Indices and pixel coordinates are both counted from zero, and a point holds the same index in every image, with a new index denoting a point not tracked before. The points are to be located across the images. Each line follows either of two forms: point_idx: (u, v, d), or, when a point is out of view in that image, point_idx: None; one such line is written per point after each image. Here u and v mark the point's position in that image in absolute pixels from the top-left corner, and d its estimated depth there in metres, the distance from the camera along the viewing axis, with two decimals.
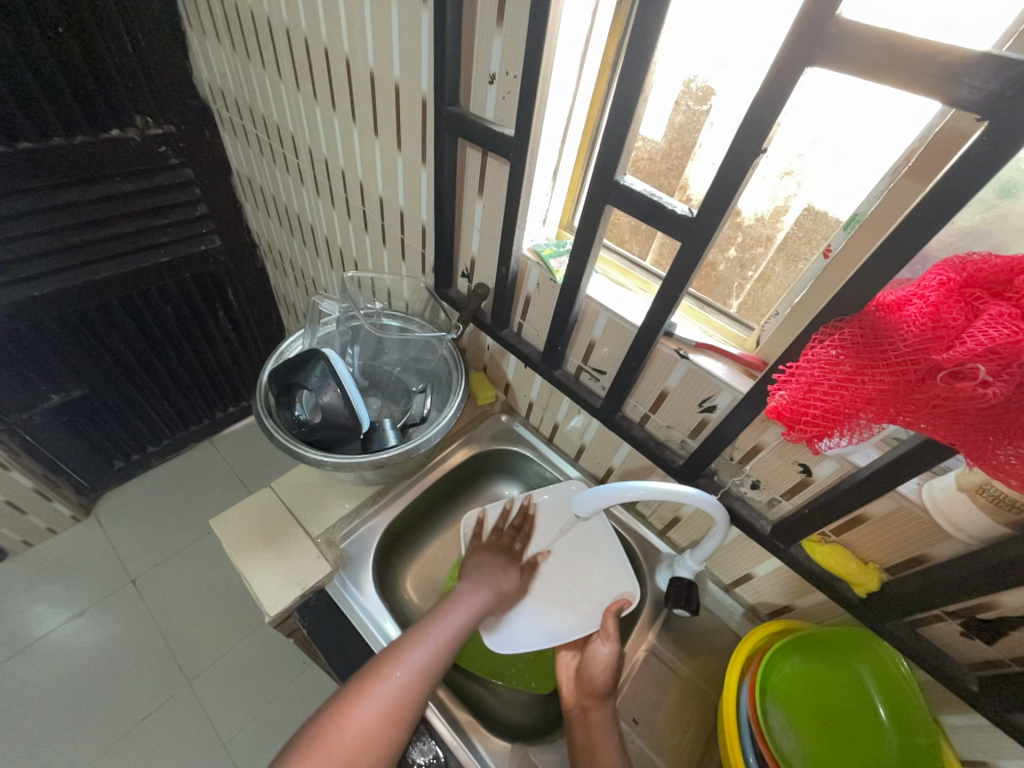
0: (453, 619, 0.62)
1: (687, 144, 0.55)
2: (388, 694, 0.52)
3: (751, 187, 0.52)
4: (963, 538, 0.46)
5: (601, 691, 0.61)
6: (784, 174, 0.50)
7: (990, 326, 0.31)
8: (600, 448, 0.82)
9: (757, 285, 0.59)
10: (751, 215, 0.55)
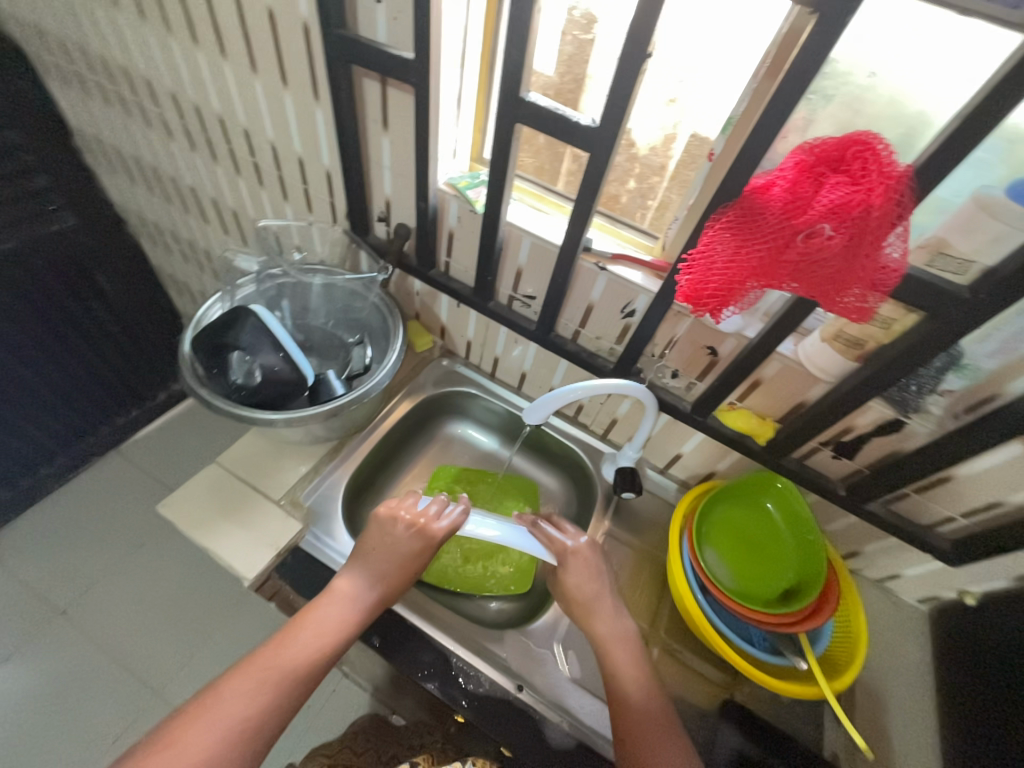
0: (304, 648, 0.56)
1: (577, 75, 0.59)
2: (203, 737, 0.49)
3: (643, 116, 0.59)
4: (828, 379, 0.59)
5: (595, 602, 0.65)
6: (670, 101, 0.56)
7: (832, 191, 0.40)
8: (540, 372, 0.88)
9: (658, 213, 0.67)
10: (646, 146, 0.61)
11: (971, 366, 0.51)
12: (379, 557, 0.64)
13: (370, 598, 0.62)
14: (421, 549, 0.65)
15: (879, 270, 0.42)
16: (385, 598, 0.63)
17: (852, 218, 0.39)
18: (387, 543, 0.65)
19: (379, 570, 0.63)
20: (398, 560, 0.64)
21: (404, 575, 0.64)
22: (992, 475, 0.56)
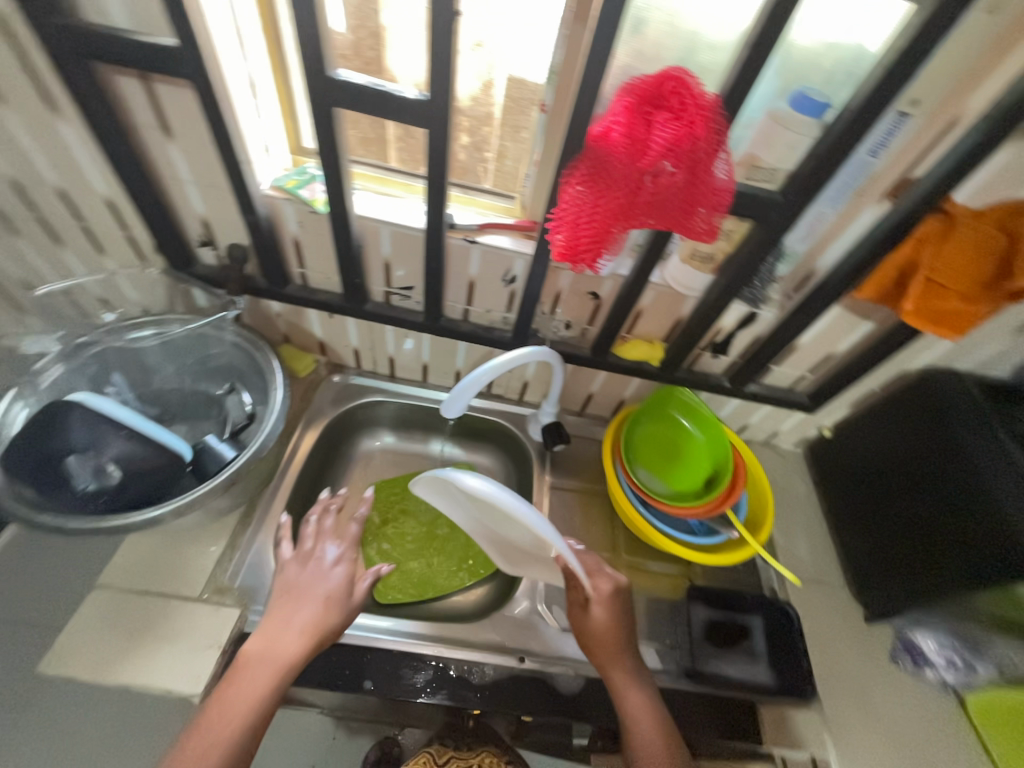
0: (219, 730, 0.49)
1: (372, 31, 0.53)
2: None
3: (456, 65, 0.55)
4: (694, 295, 0.66)
5: (619, 654, 0.62)
6: (477, 46, 0.53)
7: (662, 128, 0.42)
8: (441, 359, 0.85)
9: (498, 163, 0.65)
10: (467, 96, 0.58)
11: (790, 253, 0.62)
12: (297, 609, 0.58)
13: (283, 648, 0.55)
14: (334, 593, 0.61)
15: (717, 192, 0.46)
16: (301, 643, 0.55)
17: (685, 151, 0.43)
18: (306, 587, 0.61)
19: (293, 616, 0.58)
20: (309, 597, 0.60)
21: (328, 610, 0.59)
22: (823, 335, 0.70)
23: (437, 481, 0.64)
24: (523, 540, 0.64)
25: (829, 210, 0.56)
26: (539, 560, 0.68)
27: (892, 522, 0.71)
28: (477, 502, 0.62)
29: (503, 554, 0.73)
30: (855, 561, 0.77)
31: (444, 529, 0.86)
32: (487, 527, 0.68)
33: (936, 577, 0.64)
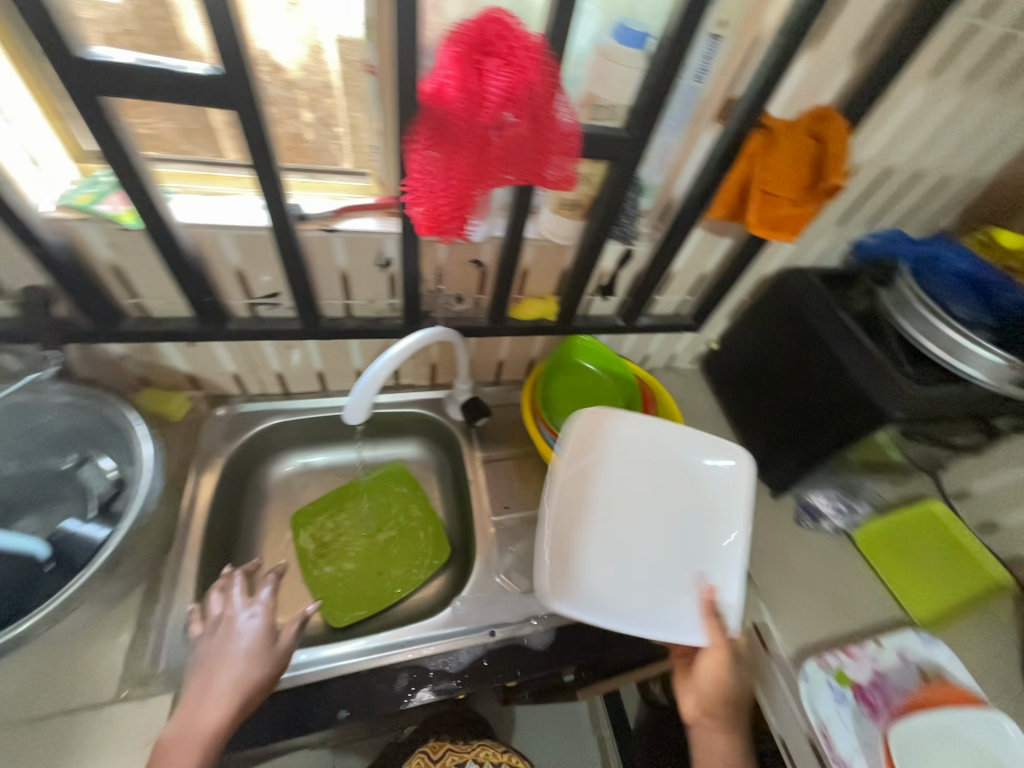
0: None
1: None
2: None
3: (268, 27, 0.47)
4: (573, 243, 0.67)
5: (722, 712, 0.57)
6: (291, 6, 0.46)
7: (494, 76, 0.40)
8: (335, 363, 0.79)
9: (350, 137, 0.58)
10: (295, 66, 0.51)
11: (648, 185, 0.66)
12: (218, 674, 0.53)
13: (201, 719, 0.49)
14: (257, 643, 0.56)
15: (566, 136, 0.45)
16: (219, 710, 0.50)
17: (523, 98, 0.41)
18: (226, 646, 0.55)
19: (211, 682, 0.52)
20: (228, 660, 0.54)
21: (252, 663, 0.54)
22: (692, 258, 0.75)
23: (652, 462, 0.68)
24: (687, 538, 0.66)
25: (672, 139, 0.60)
26: (679, 579, 0.64)
27: (781, 411, 0.81)
28: (658, 473, 0.68)
29: (619, 566, 0.64)
30: (749, 437, 0.88)
31: (388, 533, 0.84)
32: (643, 521, 0.67)
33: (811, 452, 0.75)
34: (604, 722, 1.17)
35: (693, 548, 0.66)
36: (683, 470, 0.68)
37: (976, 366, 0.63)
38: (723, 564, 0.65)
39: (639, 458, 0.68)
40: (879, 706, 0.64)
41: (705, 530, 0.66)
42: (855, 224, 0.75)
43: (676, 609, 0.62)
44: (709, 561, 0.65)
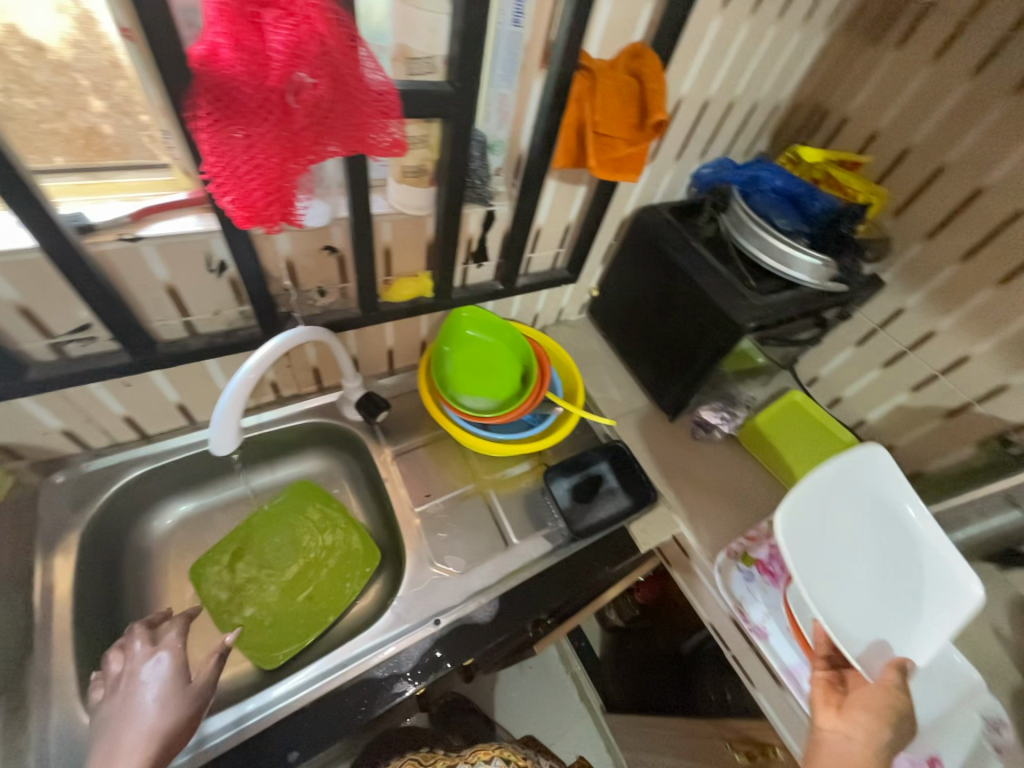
0: None
1: None
2: None
3: None
4: (430, 212, 0.63)
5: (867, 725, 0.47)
6: None
7: (274, 30, 0.34)
8: (195, 392, 0.69)
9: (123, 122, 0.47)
10: (59, 41, 0.40)
11: (495, 142, 0.64)
12: (124, 732, 0.47)
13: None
14: (170, 686, 0.50)
15: (380, 95, 0.41)
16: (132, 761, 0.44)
17: (315, 53, 0.36)
18: (129, 701, 0.49)
19: (118, 742, 0.46)
20: (138, 714, 0.48)
21: (166, 708, 0.49)
22: (553, 210, 0.76)
23: (874, 515, 0.61)
24: (892, 584, 0.58)
25: (507, 90, 0.58)
26: (882, 614, 0.57)
27: (661, 341, 0.86)
28: (878, 520, 0.61)
29: (839, 596, 0.58)
30: (639, 370, 0.94)
31: (307, 555, 0.78)
32: (868, 571, 0.59)
33: (691, 373, 0.82)
34: (573, 659, 1.25)
35: (904, 607, 0.57)
36: (917, 551, 0.59)
37: (802, 270, 0.72)
38: (934, 627, 0.54)
39: (906, 531, 0.60)
40: (779, 572, 0.70)
41: (909, 578, 0.58)
42: (690, 156, 0.81)
43: (855, 626, 0.56)
44: (907, 615, 0.56)
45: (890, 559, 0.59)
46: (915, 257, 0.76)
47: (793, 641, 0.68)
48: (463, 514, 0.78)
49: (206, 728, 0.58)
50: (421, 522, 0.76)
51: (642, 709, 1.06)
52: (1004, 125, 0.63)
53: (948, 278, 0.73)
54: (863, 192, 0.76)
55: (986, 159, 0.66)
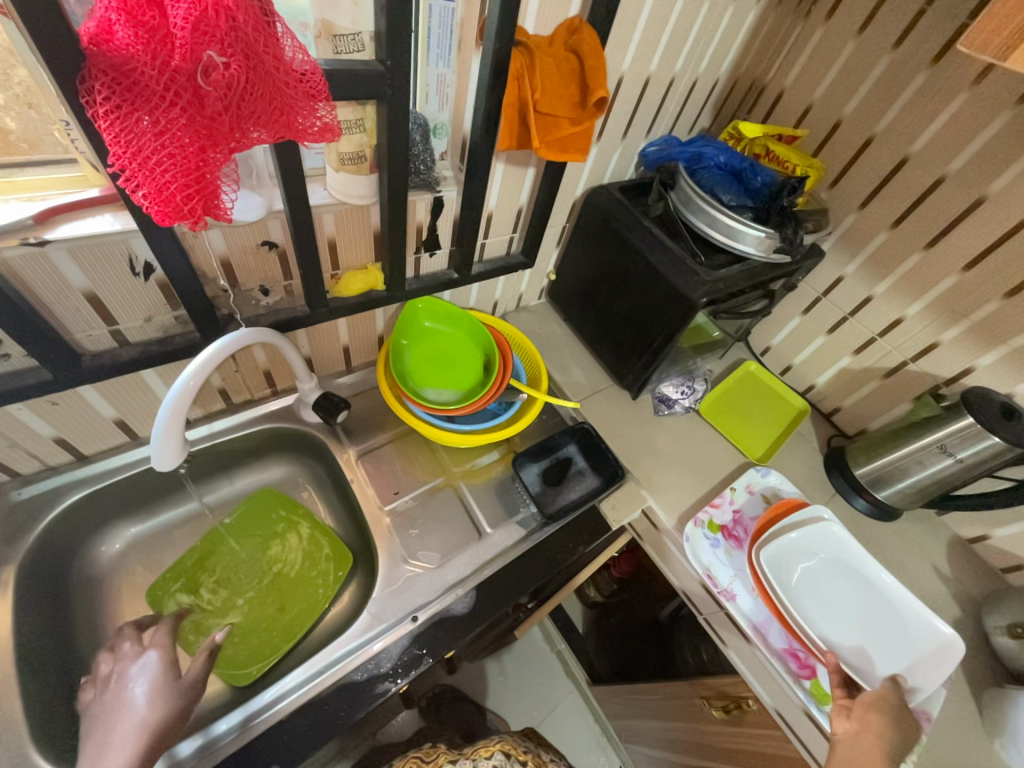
0: None
1: None
2: None
3: None
4: (373, 201, 0.60)
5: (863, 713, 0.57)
6: None
7: (175, 4, 0.31)
8: (135, 405, 0.64)
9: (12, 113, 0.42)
10: None
11: (438, 125, 0.62)
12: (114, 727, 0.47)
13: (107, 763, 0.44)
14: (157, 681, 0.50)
15: (304, 78, 0.39)
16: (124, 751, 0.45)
17: (225, 30, 0.33)
18: (119, 697, 0.49)
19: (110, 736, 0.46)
20: (130, 709, 0.48)
21: (157, 700, 0.49)
22: (503, 194, 0.74)
23: (857, 577, 0.72)
24: (877, 623, 0.69)
25: (446, 70, 0.56)
26: (861, 632, 0.68)
27: (620, 322, 0.87)
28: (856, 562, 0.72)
29: (834, 623, 0.69)
30: (600, 352, 0.95)
31: (276, 565, 0.76)
32: (857, 612, 0.70)
33: (648, 353, 0.84)
34: (557, 637, 1.27)
35: (891, 642, 0.67)
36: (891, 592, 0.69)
37: (747, 242, 0.74)
38: (923, 656, 0.66)
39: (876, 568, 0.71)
40: (741, 536, 0.79)
41: (892, 618, 0.69)
42: (636, 134, 0.81)
43: (854, 649, 0.67)
44: (894, 648, 0.67)
45: (866, 592, 0.71)
46: (851, 225, 0.80)
47: (757, 598, 0.73)
48: (434, 508, 0.77)
49: (211, 731, 0.56)
50: (391, 520, 0.75)
51: (625, 678, 1.10)
52: (924, 95, 0.66)
53: (882, 244, 0.77)
54: (801, 166, 0.78)
55: (911, 128, 0.69)
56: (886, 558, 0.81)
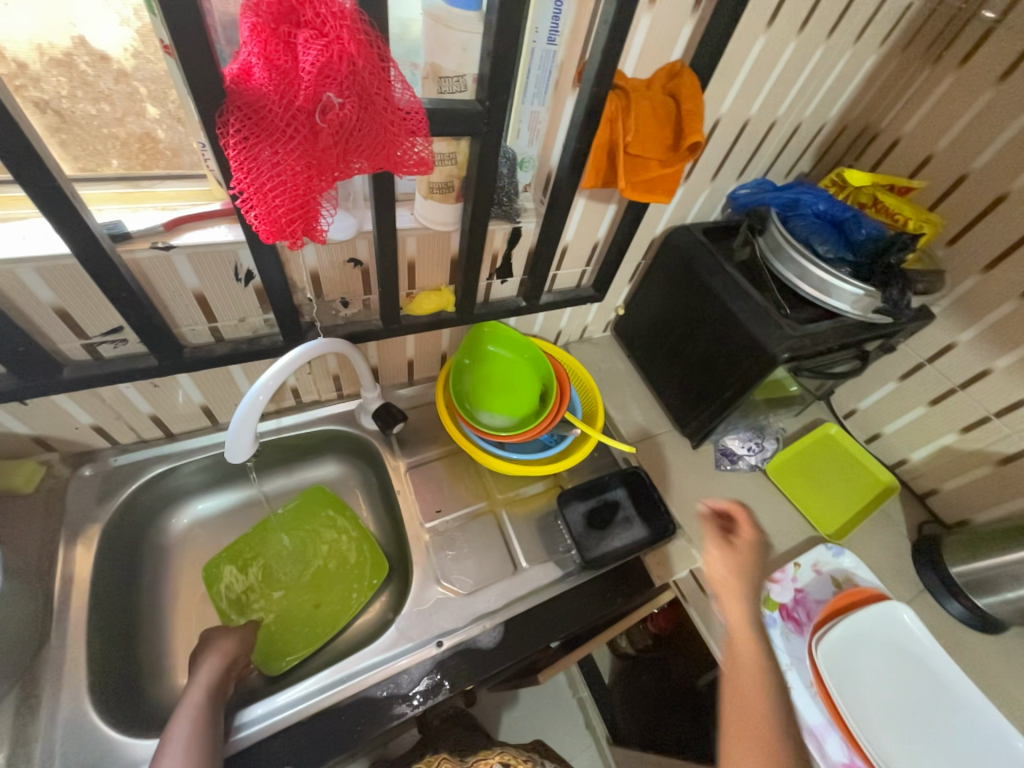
0: (197, 699, 0.56)
1: None
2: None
3: (79, 7, 0.40)
4: (455, 228, 0.63)
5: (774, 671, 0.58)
6: None
7: (306, 51, 0.35)
8: (219, 395, 0.70)
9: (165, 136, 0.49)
10: (125, 53, 0.43)
11: (526, 159, 0.63)
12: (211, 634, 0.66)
13: (199, 673, 0.59)
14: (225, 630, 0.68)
15: (407, 116, 0.41)
16: (211, 669, 0.60)
17: (344, 75, 0.36)
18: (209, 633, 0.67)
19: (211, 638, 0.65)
20: (213, 646, 0.64)
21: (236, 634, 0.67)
22: (581, 228, 0.74)
23: (929, 683, 0.64)
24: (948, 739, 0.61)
25: (540, 108, 0.57)
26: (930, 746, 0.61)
27: (688, 367, 0.83)
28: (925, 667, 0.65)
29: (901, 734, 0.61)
30: (664, 394, 0.91)
31: (317, 561, 0.79)
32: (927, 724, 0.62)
33: (720, 406, 0.78)
34: (581, 683, 1.19)
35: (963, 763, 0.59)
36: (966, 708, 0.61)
37: (842, 298, 0.68)
38: None
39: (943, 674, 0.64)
40: (802, 620, 0.70)
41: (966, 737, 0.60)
42: (726, 177, 0.78)
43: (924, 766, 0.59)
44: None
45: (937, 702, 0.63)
46: (970, 291, 0.71)
47: (817, 696, 0.65)
48: (474, 532, 0.77)
49: (240, 717, 0.58)
50: (430, 538, 0.75)
51: (651, 748, 1.01)
52: None
53: (1007, 314, 0.68)
54: (914, 220, 0.71)
55: None
56: (982, 680, 0.69)
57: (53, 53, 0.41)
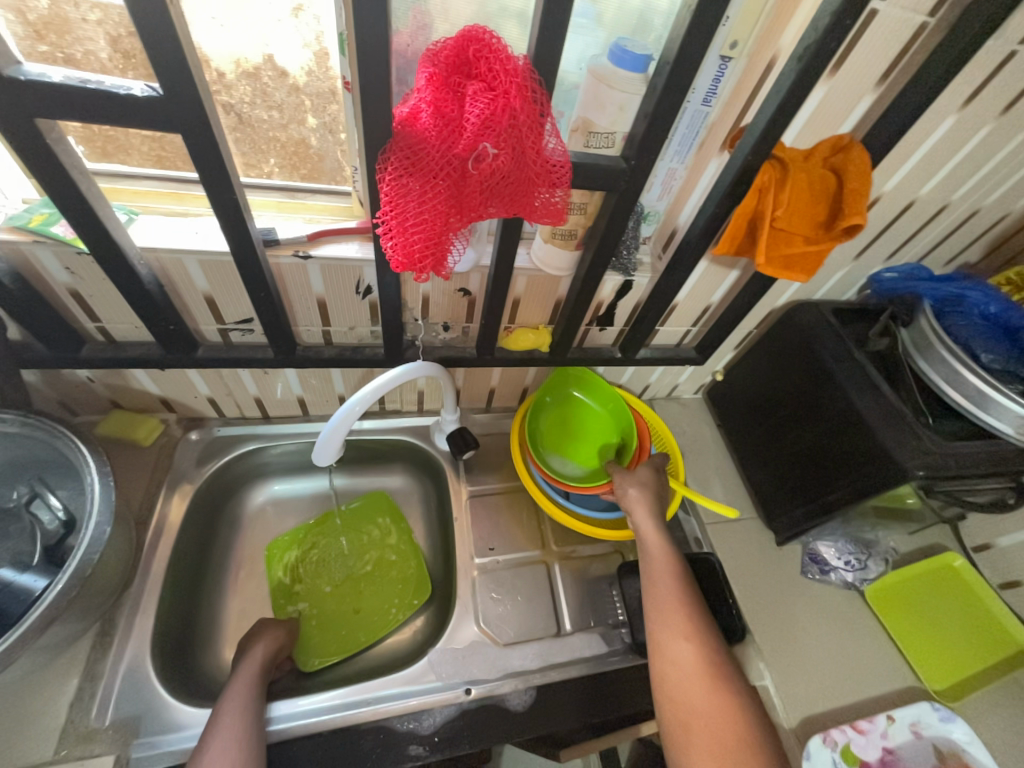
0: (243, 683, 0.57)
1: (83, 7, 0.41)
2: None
3: (275, 36, 0.45)
4: (567, 274, 0.62)
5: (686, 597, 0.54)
6: (296, 10, 0.44)
7: (473, 104, 0.36)
8: (315, 390, 0.74)
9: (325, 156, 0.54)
10: (301, 71, 0.48)
11: (653, 212, 0.62)
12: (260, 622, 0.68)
13: (252, 651, 0.62)
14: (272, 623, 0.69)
15: (551, 168, 0.41)
16: (259, 655, 0.62)
17: (503, 128, 0.36)
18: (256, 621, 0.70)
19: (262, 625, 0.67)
20: (262, 631, 0.66)
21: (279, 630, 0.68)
22: (696, 289, 0.70)
23: None
24: None
25: (678, 165, 0.55)
26: None
27: (790, 455, 0.75)
28: None
29: None
30: (753, 476, 0.83)
31: (366, 567, 0.80)
32: None
33: (824, 507, 0.69)
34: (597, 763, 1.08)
35: None
36: None
37: (1002, 417, 0.57)
38: None
39: None
40: None
41: None
42: (871, 256, 0.70)
43: None
44: None
45: None
46: None
47: None
48: (522, 580, 0.73)
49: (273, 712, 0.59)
50: (479, 575, 0.73)
51: None
52: None
53: None
54: None
55: None
56: None
57: (246, 66, 0.47)
